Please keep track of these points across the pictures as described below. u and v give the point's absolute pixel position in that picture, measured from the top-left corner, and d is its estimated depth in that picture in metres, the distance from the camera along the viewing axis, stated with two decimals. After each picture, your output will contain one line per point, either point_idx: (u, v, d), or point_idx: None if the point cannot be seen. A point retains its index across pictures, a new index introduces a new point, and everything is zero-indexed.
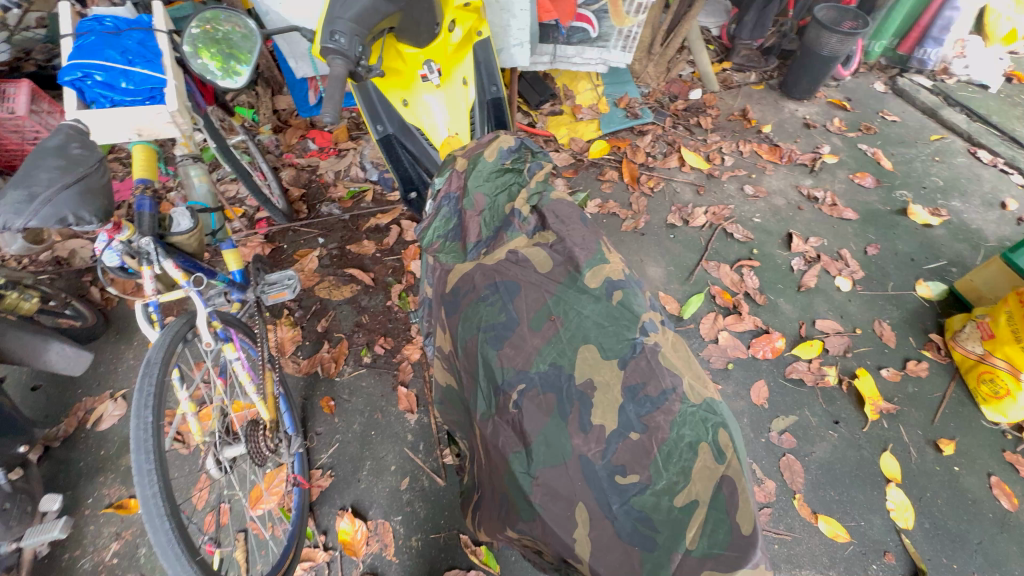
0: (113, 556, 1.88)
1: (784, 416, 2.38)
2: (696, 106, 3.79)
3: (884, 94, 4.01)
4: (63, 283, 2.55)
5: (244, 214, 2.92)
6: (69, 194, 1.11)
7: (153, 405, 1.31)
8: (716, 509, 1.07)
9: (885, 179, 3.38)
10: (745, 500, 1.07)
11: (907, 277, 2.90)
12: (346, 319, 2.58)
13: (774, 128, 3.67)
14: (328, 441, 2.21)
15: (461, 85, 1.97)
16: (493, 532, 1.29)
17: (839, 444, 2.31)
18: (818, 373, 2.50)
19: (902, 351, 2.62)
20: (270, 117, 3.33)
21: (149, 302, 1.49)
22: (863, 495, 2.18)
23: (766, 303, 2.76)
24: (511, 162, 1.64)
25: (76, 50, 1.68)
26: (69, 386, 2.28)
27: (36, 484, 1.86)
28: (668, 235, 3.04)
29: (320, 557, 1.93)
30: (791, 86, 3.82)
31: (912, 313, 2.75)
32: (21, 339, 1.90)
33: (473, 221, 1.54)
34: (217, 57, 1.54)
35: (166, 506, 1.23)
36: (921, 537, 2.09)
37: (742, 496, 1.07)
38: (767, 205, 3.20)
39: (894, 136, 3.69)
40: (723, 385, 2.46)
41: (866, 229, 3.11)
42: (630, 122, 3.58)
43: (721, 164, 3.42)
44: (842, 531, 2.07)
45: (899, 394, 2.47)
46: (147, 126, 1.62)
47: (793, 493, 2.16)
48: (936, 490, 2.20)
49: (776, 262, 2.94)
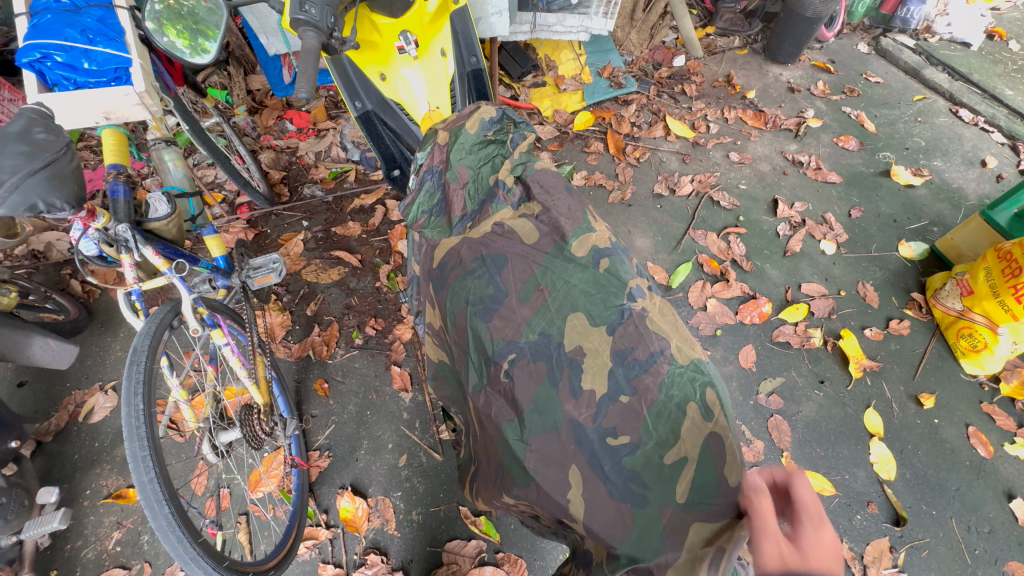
0: (116, 544, 1.90)
1: (771, 378, 2.43)
2: (680, 73, 3.74)
3: (868, 55, 3.99)
4: (42, 277, 2.50)
5: (224, 199, 2.85)
6: (36, 180, 1.06)
7: (143, 393, 1.30)
8: (705, 465, 1.09)
9: (868, 142, 3.40)
10: (733, 455, 1.09)
11: (890, 238, 2.94)
12: (335, 302, 2.56)
13: (759, 94, 3.64)
14: (323, 423, 2.22)
15: (440, 56, 1.91)
16: (490, 499, 1.32)
17: (825, 403, 2.37)
18: (804, 336, 2.55)
19: (885, 311, 2.67)
20: (244, 98, 3.23)
21: (131, 291, 1.47)
22: (848, 450, 2.25)
23: (753, 269, 2.79)
24: (494, 134, 1.60)
25: (32, 30, 1.59)
26: (57, 381, 2.25)
27: (31, 478, 1.85)
28: (655, 205, 3.04)
29: (322, 535, 1.96)
30: (775, 50, 3.78)
31: (895, 273, 2.80)
32: (3, 335, 1.85)
33: (458, 194, 1.53)
34: (184, 34, 1.48)
35: (164, 492, 1.23)
36: (903, 487, 2.17)
37: (731, 451, 1.10)
38: (753, 171, 3.21)
39: (876, 97, 3.68)
40: (711, 351, 2.51)
41: (850, 192, 3.13)
42: (614, 92, 3.53)
43: (707, 132, 3.40)
44: (828, 485, 2.15)
45: (882, 351, 2.54)
46: (115, 108, 1.56)
47: (780, 452, 2.23)
48: (916, 442, 2.29)
49: (762, 228, 2.96)
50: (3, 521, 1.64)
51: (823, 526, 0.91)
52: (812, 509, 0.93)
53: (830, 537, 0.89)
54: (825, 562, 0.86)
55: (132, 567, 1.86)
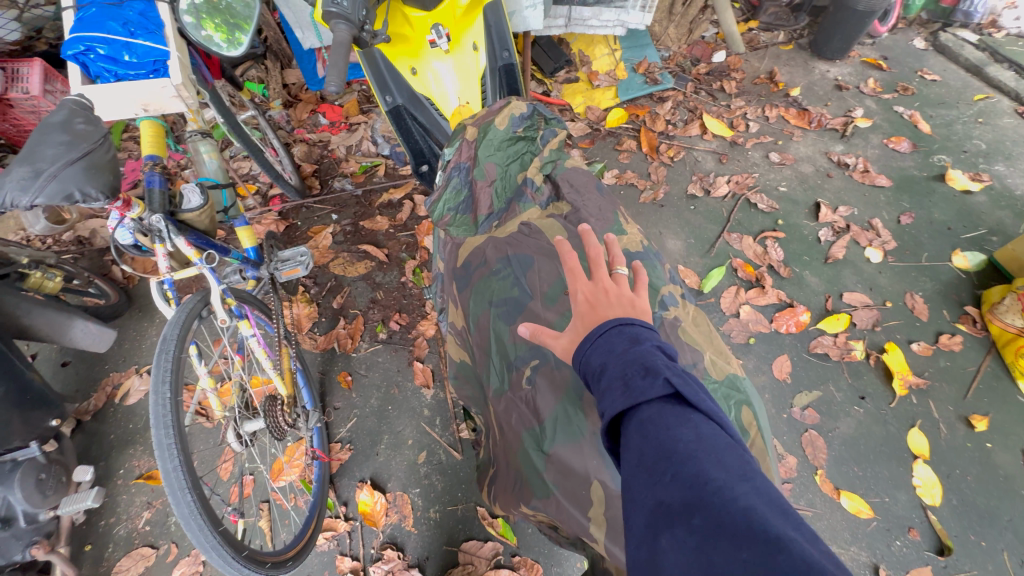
0: (146, 523, 1.97)
1: (807, 391, 2.32)
2: (720, 69, 3.60)
3: (925, 51, 3.75)
4: (87, 262, 2.59)
5: (257, 191, 2.91)
6: (74, 170, 1.08)
7: (170, 381, 1.32)
8: None
9: (921, 143, 3.19)
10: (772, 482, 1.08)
11: (943, 247, 2.76)
12: (361, 296, 2.58)
13: (803, 92, 3.47)
14: (346, 415, 2.24)
15: (472, 51, 1.89)
16: (506, 506, 1.28)
17: (864, 420, 2.24)
18: (844, 348, 2.41)
19: (934, 325, 2.51)
20: (280, 92, 3.29)
21: (163, 280, 1.50)
22: (888, 471, 2.12)
23: (791, 276, 2.66)
24: (523, 130, 1.56)
25: (79, 23, 1.64)
26: (97, 362, 2.34)
27: (70, 455, 1.92)
28: (689, 206, 2.94)
29: (340, 527, 1.97)
30: (822, 45, 3.60)
31: (947, 284, 2.63)
32: (48, 317, 1.92)
33: (485, 192, 1.52)
34: (222, 27, 1.50)
35: (187, 479, 1.25)
36: (949, 514, 2.03)
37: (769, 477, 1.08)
38: (794, 173, 3.06)
39: (933, 96, 3.46)
40: (743, 360, 2.41)
41: (900, 197, 2.95)
42: (650, 88, 3.42)
43: (746, 131, 3.26)
44: (865, 507, 2.03)
45: (931, 368, 2.38)
46: (152, 100, 1.59)
47: (815, 469, 2.12)
48: (965, 467, 2.13)
49: (802, 232, 2.82)
50: (41, 496, 1.70)
51: (579, 286, 0.91)
52: (573, 269, 0.93)
53: (587, 292, 0.90)
54: (593, 319, 0.87)
55: (160, 547, 1.92)
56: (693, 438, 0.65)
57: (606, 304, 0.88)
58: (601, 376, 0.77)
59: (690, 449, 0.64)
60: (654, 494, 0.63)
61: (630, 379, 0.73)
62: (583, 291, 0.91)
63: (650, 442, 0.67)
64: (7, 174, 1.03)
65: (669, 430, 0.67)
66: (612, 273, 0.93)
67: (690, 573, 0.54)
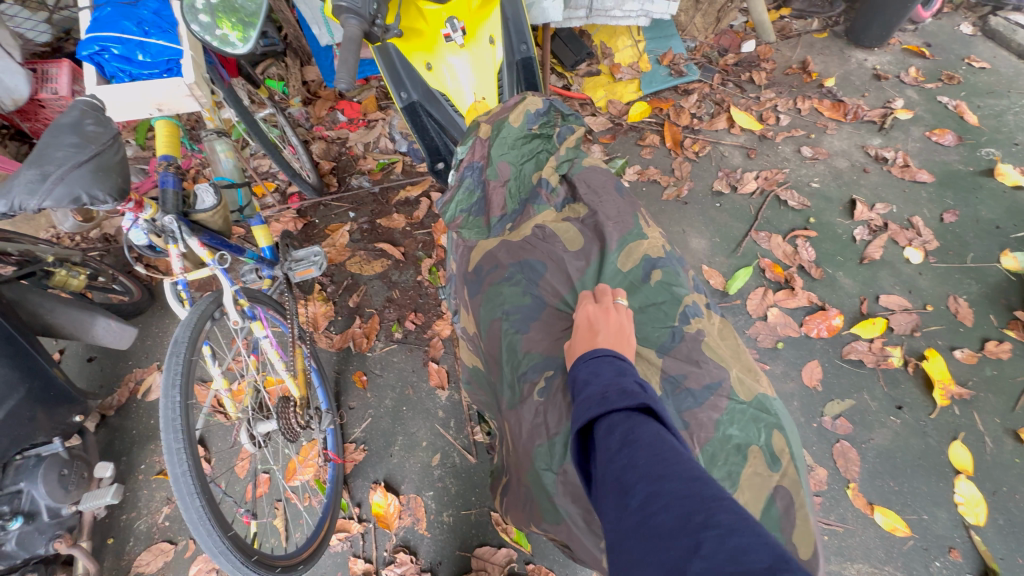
0: (165, 519, 2.00)
1: (839, 400, 2.20)
2: (749, 60, 3.45)
3: (972, 37, 3.51)
4: (112, 259, 2.64)
5: (276, 189, 2.92)
6: (81, 172, 1.06)
7: (181, 384, 1.31)
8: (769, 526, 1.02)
9: (968, 136, 2.99)
10: (803, 517, 1.02)
11: (991, 247, 2.58)
12: (377, 295, 2.56)
13: (838, 82, 3.30)
14: (360, 415, 2.23)
15: (488, 44, 1.83)
16: (519, 518, 1.23)
17: (901, 431, 2.12)
18: (880, 354, 2.28)
19: (980, 331, 2.35)
20: (299, 89, 3.28)
21: (177, 281, 1.49)
22: (927, 487, 2.00)
23: (823, 277, 2.53)
24: (539, 127, 1.51)
25: (94, 23, 1.65)
26: (121, 359, 2.38)
27: (92, 451, 1.96)
28: (714, 204, 2.82)
29: (354, 528, 1.97)
30: (859, 33, 3.41)
31: (994, 287, 2.46)
32: (71, 315, 1.95)
33: (498, 193, 1.48)
34: (238, 26, 1.48)
35: (196, 484, 1.24)
36: (995, 535, 1.90)
37: (800, 512, 1.02)
38: (827, 168, 2.91)
39: (981, 85, 3.24)
40: (771, 365, 2.30)
41: (943, 193, 2.78)
42: (674, 80, 3.30)
43: (776, 125, 3.12)
44: (901, 525, 1.91)
45: (975, 377, 2.23)
46: (165, 100, 1.59)
47: (846, 483, 2.01)
48: (1014, 485, 1.99)
49: (836, 231, 2.68)
50: (64, 491, 1.73)
51: (583, 306, 1.11)
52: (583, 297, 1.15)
53: (587, 315, 1.08)
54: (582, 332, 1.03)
55: (179, 542, 1.95)
56: (652, 430, 0.73)
57: (601, 328, 1.02)
58: (583, 386, 0.87)
59: (650, 436, 0.72)
60: (613, 474, 0.70)
61: (607, 391, 0.82)
62: (587, 313, 1.08)
63: (615, 433, 0.75)
64: (15, 177, 1.02)
65: (633, 425, 0.74)
66: (613, 303, 1.11)
67: (639, 533, 0.62)
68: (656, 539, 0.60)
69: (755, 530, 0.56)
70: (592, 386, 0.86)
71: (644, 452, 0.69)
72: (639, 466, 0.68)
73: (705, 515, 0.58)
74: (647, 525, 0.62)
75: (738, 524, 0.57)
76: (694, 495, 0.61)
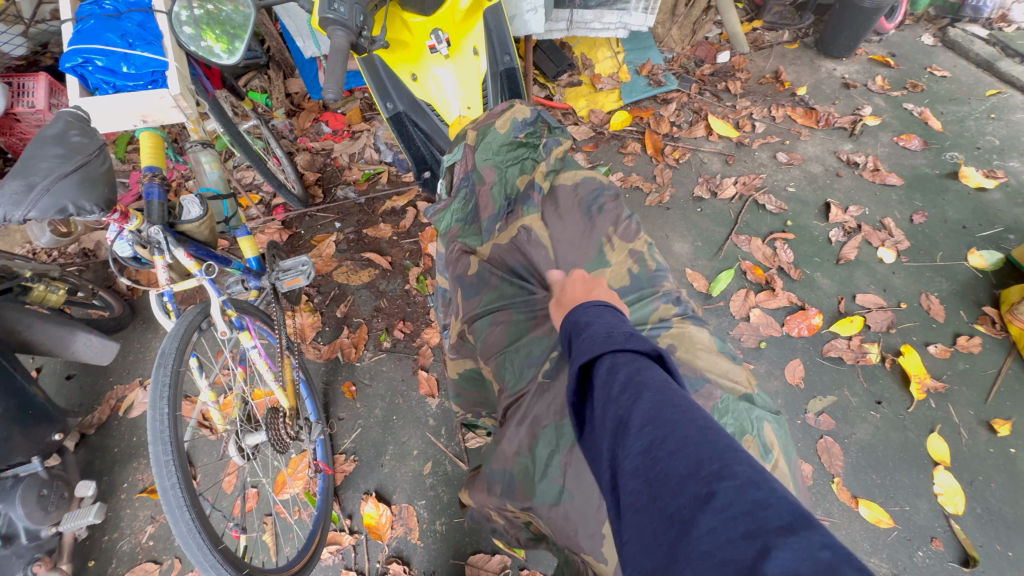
0: (149, 538, 1.95)
1: (821, 397, 2.26)
2: (724, 70, 3.56)
3: (933, 48, 3.69)
4: (91, 274, 2.59)
5: (260, 201, 2.91)
6: (67, 183, 1.06)
7: (169, 396, 1.30)
8: None
9: (933, 141, 3.13)
10: None
11: (959, 246, 2.69)
12: (365, 304, 2.55)
13: (810, 91, 3.42)
14: (350, 426, 2.21)
15: (472, 55, 1.87)
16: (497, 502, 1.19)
17: (882, 425, 2.18)
18: (859, 351, 2.35)
19: (952, 326, 2.44)
20: (283, 101, 3.28)
21: (163, 293, 1.48)
22: (909, 479, 2.06)
23: (802, 278, 2.61)
24: (525, 136, 1.59)
25: (77, 35, 1.64)
26: (102, 376, 2.33)
27: (73, 470, 1.91)
28: (695, 209, 2.89)
29: (345, 540, 1.94)
30: (828, 44, 3.55)
31: (964, 284, 2.56)
32: (50, 331, 1.90)
33: (484, 196, 1.56)
34: (222, 38, 1.49)
35: (185, 497, 1.22)
36: (974, 523, 1.96)
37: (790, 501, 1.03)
38: (802, 173, 3.01)
39: (943, 93, 3.39)
40: (755, 365, 2.35)
41: (912, 196, 2.89)
42: (653, 90, 3.39)
43: (752, 132, 3.22)
44: (885, 517, 1.96)
45: (949, 371, 2.31)
46: (150, 111, 1.58)
47: (831, 478, 2.06)
48: (989, 474, 2.06)
49: (812, 234, 2.77)
50: (43, 512, 1.68)
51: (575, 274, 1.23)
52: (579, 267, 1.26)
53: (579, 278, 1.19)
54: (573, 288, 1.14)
55: (164, 562, 1.90)
56: (659, 377, 0.76)
57: (595, 288, 1.13)
58: (588, 330, 0.90)
59: (656, 381, 0.75)
60: (617, 413, 0.72)
61: (613, 337, 0.85)
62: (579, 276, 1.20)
63: (621, 374, 0.77)
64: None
65: (640, 365, 0.78)
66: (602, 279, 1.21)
67: (642, 472, 0.63)
68: (661, 481, 0.61)
69: (769, 484, 0.57)
70: (594, 331, 0.89)
71: (653, 391, 0.72)
72: (647, 402, 0.71)
73: (719, 465, 0.59)
74: (654, 469, 0.63)
75: (757, 478, 0.57)
76: (706, 442, 0.63)
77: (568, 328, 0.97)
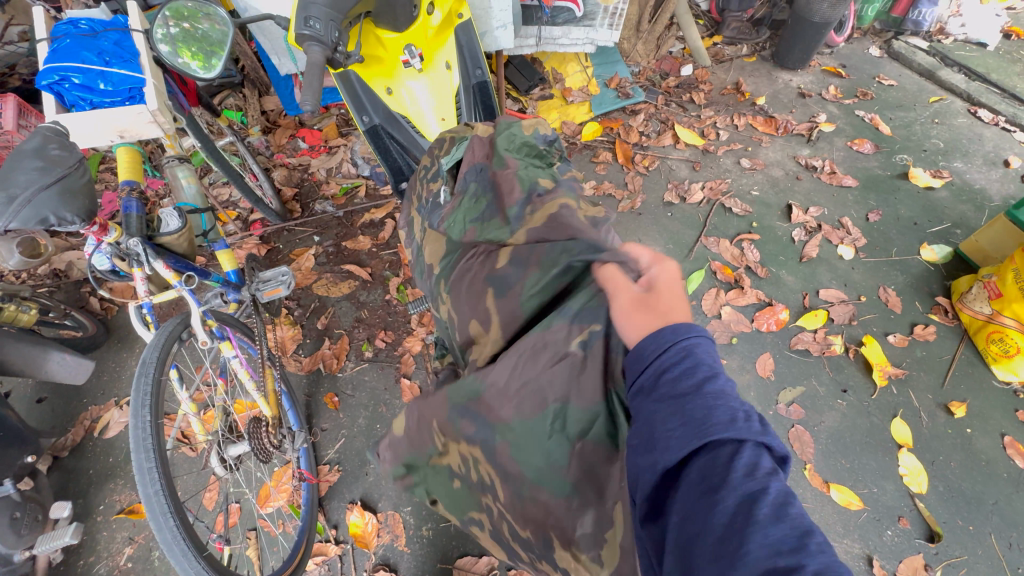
0: (127, 560, 1.90)
1: (791, 388, 2.36)
2: (688, 82, 3.73)
3: (880, 59, 3.94)
4: (63, 295, 2.55)
5: (238, 216, 2.91)
6: (48, 195, 1.09)
7: (150, 405, 1.31)
8: None
9: (883, 145, 3.33)
10: None
11: (911, 242, 2.86)
12: (345, 315, 2.57)
13: (768, 100, 3.61)
14: (333, 436, 2.21)
15: (445, 69, 1.95)
16: (455, 439, 1.16)
17: (848, 412, 2.28)
18: (824, 343, 2.47)
19: (909, 316, 2.58)
20: (258, 119, 3.31)
21: (142, 304, 1.49)
22: (875, 462, 2.15)
23: (768, 275, 2.73)
24: (545, 147, 1.48)
25: (52, 53, 1.67)
26: (75, 397, 2.28)
27: (46, 493, 1.86)
28: (666, 213, 3.01)
29: (331, 551, 1.93)
30: (784, 56, 3.76)
31: (918, 277, 2.72)
32: (21, 351, 1.87)
33: (506, 182, 1.36)
34: (198, 55, 1.53)
35: (169, 504, 1.23)
36: (937, 501, 2.06)
37: None
38: (765, 177, 3.17)
39: (891, 100, 3.62)
40: (728, 360, 2.44)
41: (867, 196, 3.07)
42: (622, 102, 3.53)
43: (716, 139, 3.37)
44: (855, 499, 2.06)
45: (908, 358, 2.44)
46: (129, 126, 1.61)
47: (803, 464, 2.15)
48: (949, 453, 2.18)
49: (777, 234, 2.91)
50: (16, 536, 1.64)
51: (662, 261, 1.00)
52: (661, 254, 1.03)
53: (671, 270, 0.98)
54: (667, 277, 0.95)
55: None
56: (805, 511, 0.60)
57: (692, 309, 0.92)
58: (717, 388, 0.71)
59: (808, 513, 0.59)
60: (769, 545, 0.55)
61: (753, 418, 0.67)
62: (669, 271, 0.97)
63: (769, 485, 0.60)
64: None
65: (788, 485, 0.61)
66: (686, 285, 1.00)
67: None
68: None
69: None
70: (726, 395, 0.71)
71: (818, 541, 0.56)
72: (810, 553, 0.54)
73: None
74: None
75: None
76: None
77: (681, 362, 0.77)
